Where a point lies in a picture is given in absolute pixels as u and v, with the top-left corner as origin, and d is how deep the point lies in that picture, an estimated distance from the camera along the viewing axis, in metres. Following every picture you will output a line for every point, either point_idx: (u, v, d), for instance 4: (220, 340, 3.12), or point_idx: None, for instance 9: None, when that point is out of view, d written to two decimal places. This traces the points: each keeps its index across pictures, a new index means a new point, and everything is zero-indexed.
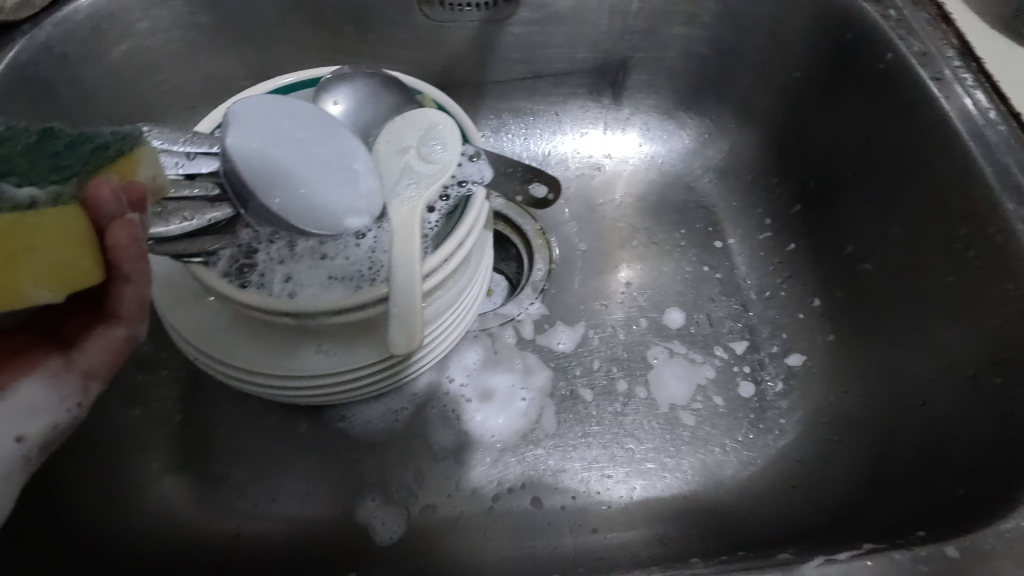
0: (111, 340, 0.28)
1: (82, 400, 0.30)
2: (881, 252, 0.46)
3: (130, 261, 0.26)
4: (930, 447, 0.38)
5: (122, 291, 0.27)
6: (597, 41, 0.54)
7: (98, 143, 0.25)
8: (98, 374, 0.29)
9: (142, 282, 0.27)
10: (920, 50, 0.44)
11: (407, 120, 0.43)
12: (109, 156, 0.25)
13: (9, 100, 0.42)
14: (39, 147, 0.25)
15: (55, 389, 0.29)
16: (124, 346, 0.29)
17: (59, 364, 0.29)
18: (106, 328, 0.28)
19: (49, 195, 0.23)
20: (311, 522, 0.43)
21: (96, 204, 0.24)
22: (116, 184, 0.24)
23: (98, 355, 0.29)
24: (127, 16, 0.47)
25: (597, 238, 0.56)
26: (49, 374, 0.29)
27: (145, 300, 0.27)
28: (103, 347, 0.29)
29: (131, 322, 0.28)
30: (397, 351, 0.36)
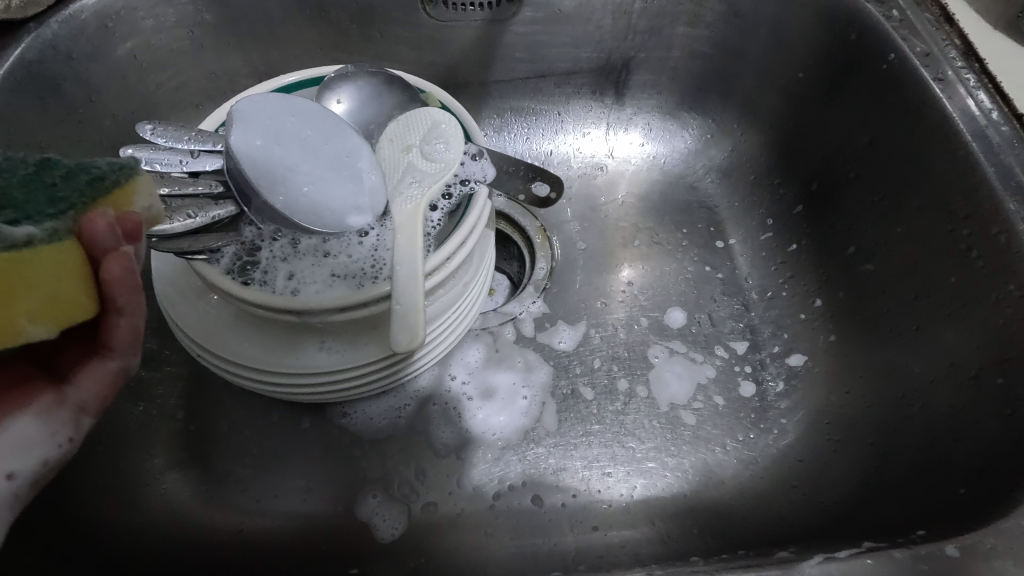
0: (103, 373, 0.30)
1: (73, 435, 0.30)
2: (883, 252, 0.46)
3: (125, 294, 0.26)
4: (932, 447, 0.38)
5: (113, 324, 0.28)
6: (600, 40, 0.54)
7: (95, 173, 0.25)
8: (90, 407, 0.30)
9: (134, 315, 0.28)
10: (923, 51, 0.44)
11: (410, 119, 0.43)
12: (107, 187, 0.25)
13: (15, 98, 0.43)
14: (35, 177, 0.25)
15: (48, 423, 0.29)
16: (116, 379, 0.30)
17: (51, 399, 0.29)
18: (100, 362, 0.29)
19: (44, 233, 0.23)
20: (314, 518, 0.44)
21: (91, 238, 0.25)
22: (112, 217, 0.25)
23: (91, 389, 0.30)
24: (133, 15, 0.47)
25: (599, 238, 0.56)
26: (41, 409, 0.29)
27: (138, 333, 0.28)
28: (95, 382, 0.30)
29: (123, 355, 0.29)
30: (399, 348, 0.35)
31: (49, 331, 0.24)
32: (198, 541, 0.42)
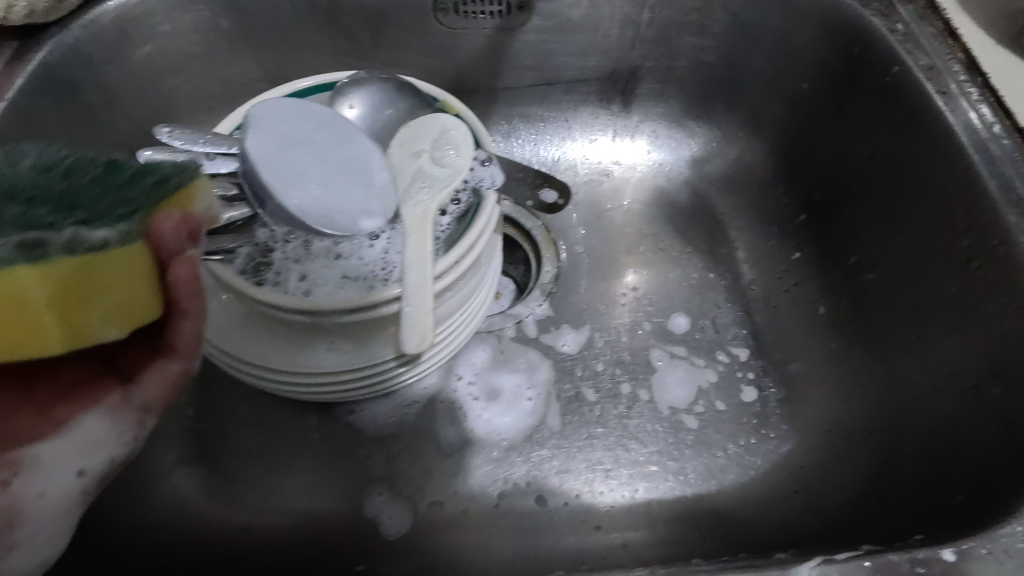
0: (166, 373, 0.29)
1: (139, 434, 0.30)
2: (884, 261, 0.47)
3: (189, 297, 0.26)
4: (931, 455, 0.39)
5: (178, 325, 0.27)
6: (607, 49, 0.55)
7: (160, 177, 0.26)
8: (154, 409, 0.30)
9: (197, 318, 0.27)
10: (926, 64, 0.45)
11: (420, 125, 0.44)
12: (170, 189, 0.26)
13: (36, 100, 0.44)
14: (106, 178, 0.25)
15: (115, 423, 0.29)
16: (178, 381, 0.29)
17: (118, 399, 0.29)
18: (163, 362, 0.29)
19: (120, 235, 0.24)
20: (321, 516, 0.44)
21: (160, 240, 0.25)
22: (182, 220, 0.25)
23: (155, 390, 0.29)
24: (151, 20, 0.48)
25: (604, 243, 0.57)
26: (108, 408, 0.29)
27: (200, 336, 0.28)
28: (159, 381, 0.29)
29: (185, 356, 0.28)
30: (409, 349, 0.37)
31: (119, 334, 0.26)
32: (206, 539, 0.43)
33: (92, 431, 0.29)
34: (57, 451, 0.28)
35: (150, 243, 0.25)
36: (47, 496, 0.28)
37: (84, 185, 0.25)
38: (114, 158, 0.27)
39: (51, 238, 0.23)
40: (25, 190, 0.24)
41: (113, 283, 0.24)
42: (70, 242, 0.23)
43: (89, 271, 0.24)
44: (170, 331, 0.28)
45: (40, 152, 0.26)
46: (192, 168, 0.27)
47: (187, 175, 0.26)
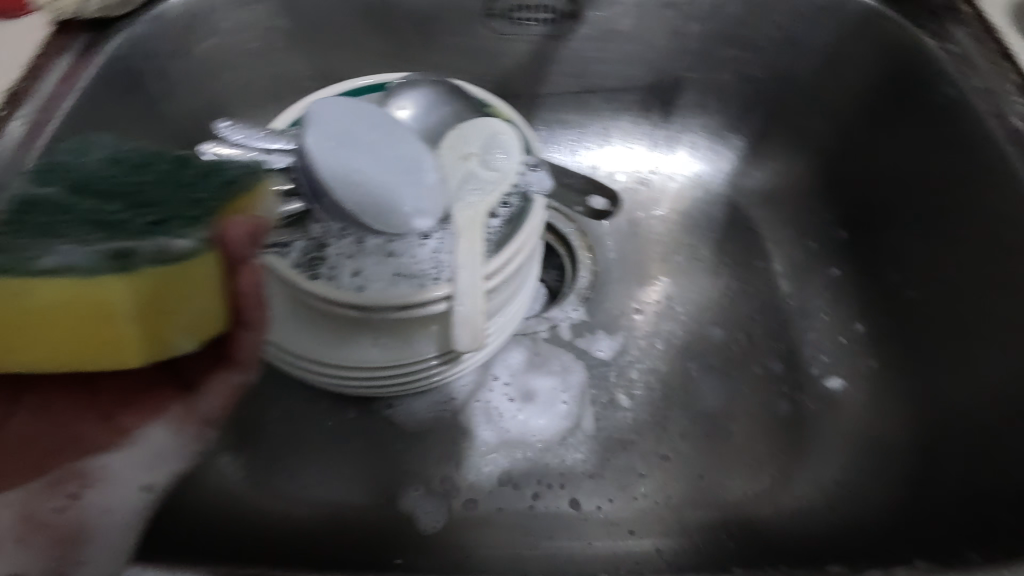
0: (227, 385, 0.34)
1: (199, 444, 0.35)
2: (928, 280, 0.47)
3: (254, 307, 0.30)
4: (975, 474, 0.39)
5: (240, 336, 0.31)
6: (653, 60, 0.56)
7: (227, 179, 0.28)
8: (212, 419, 0.34)
9: (259, 329, 0.31)
10: (982, 87, 0.45)
11: (470, 127, 0.45)
12: (235, 193, 0.27)
13: (102, 91, 0.45)
14: (175, 175, 0.28)
15: (176, 435, 0.34)
16: (237, 392, 0.34)
17: (181, 409, 0.34)
18: (222, 377, 0.34)
19: (194, 248, 0.26)
20: (358, 507, 0.45)
21: (229, 246, 0.26)
22: (251, 226, 0.27)
23: (217, 401, 0.34)
24: (213, 17, 0.49)
25: (640, 251, 0.57)
26: (171, 420, 0.34)
27: (261, 348, 0.32)
28: (217, 396, 0.34)
29: (245, 369, 0.33)
30: (461, 348, 0.38)
31: (192, 346, 0.28)
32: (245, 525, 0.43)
33: (156, 442, 0.34)
34: (124, 462, 0.33)
35: (221, 250, 0.26)
36: (116, 509, 0.32)
37: (152, 183, 0.27)
38: (186, 163, 0.29)
39: (139, 247, 0.25)
40: (97, 182, 0.27)
41: (190, 296, 0.27)
42: (156, 252, 0.25)
43: (172, 284, 0.26)
44: (231, 348, 0.32)
45: (114, 161, 0.28)
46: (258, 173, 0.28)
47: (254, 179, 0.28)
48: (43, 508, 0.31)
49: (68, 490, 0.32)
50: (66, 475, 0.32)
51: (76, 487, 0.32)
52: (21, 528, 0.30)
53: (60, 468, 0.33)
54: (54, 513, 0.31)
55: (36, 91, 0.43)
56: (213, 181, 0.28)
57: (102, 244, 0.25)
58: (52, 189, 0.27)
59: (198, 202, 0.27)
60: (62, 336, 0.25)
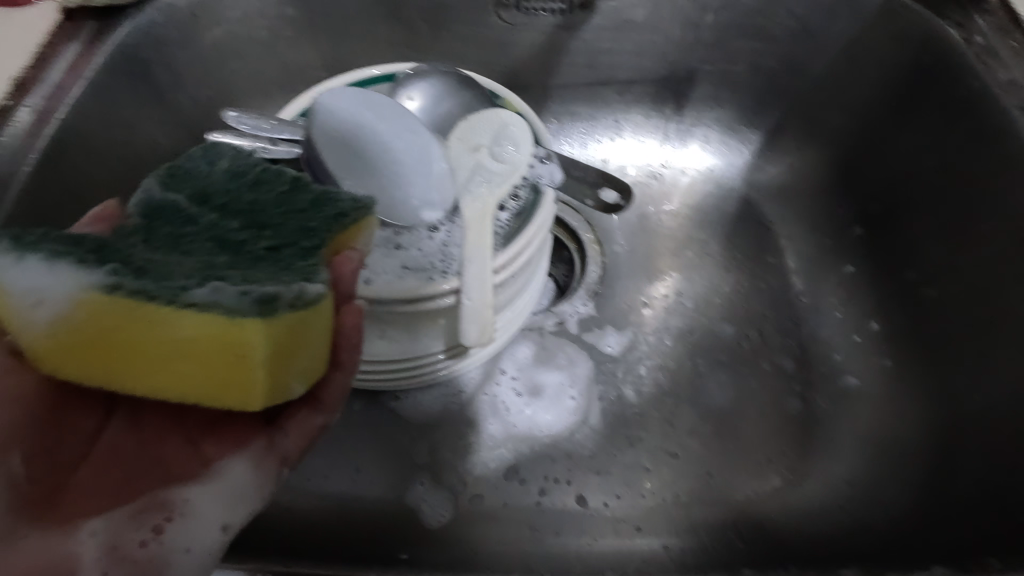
0: (310, 426, 0.33)
1: (271, 488, 0.32)
2: (946, 278, 0.46)
3: (348, 348, 0.31)
4: (994, 476, 0.38)
5: (331, 375, 0.32)
6: (666, 51, 0.55)
7: (340, 211, 0.30)
8: (291, 459, 0.33)
9: (348, 370, 0.32)
10: (1008, 80, 0.44)
11: (479, 119, 0.44)
12: (346, 225, 0.30)
13: (109, 78, 0.45)
14: (289, 201, 0.30)
15: (257, 470, 0.32)
16: (317, 432, 0.33)
17: (262, 445, 0.32)
18: (309, 415, 0.33)
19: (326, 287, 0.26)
20: (363, 501, 0.45)
21: (339, 281, 0.29)
22: (360, 261, 0.29)
23: (298, 440, 0.33)
24: (222, 5, 0.49)
25: (649, 246, 0.57)
26: (254, 455, 0.32)
27: (346, 389, 0.32)
28: (302, 433, 0.33)
29: (329, 411, 0.33)
30: (469, 343, 0.38)
31: (303, 389, 0.28)
32: None
33: (238, 478, 0.31)
34: (205, 497, 0.30)
35: (333, 286, 0.28)
36: (192, 549, 0.29)
37: (268, 204, 0.30)
38: (300, 189, 0.31)
39: (281, 293, 0.25)
40: (217, 199, 0.30)
41: (314, 336, 0.26)
42: (295, 297, 0.25)
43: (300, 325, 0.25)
44: (321, 385, 0.32)
45: (235, 177, 0.31)
46: (369, 206, 0.31)
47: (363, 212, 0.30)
48: (126, 540, 0.28)
49: (150, 521, 0.29)
50: (152, 504, 0.30)
51: (159, 518, 0.29)
52: (104, 560, 0.28)
53: (143, 495, 0.30)
54: (136, 547, 0.28)
55: (45, 79, 0.43)
56: (326, 215, 0.30)
57: (246, 286, 0.25)
58: (181, 198, 0.30)
59: (311, 232, 0.29)
60: (195, 367, 0.25)
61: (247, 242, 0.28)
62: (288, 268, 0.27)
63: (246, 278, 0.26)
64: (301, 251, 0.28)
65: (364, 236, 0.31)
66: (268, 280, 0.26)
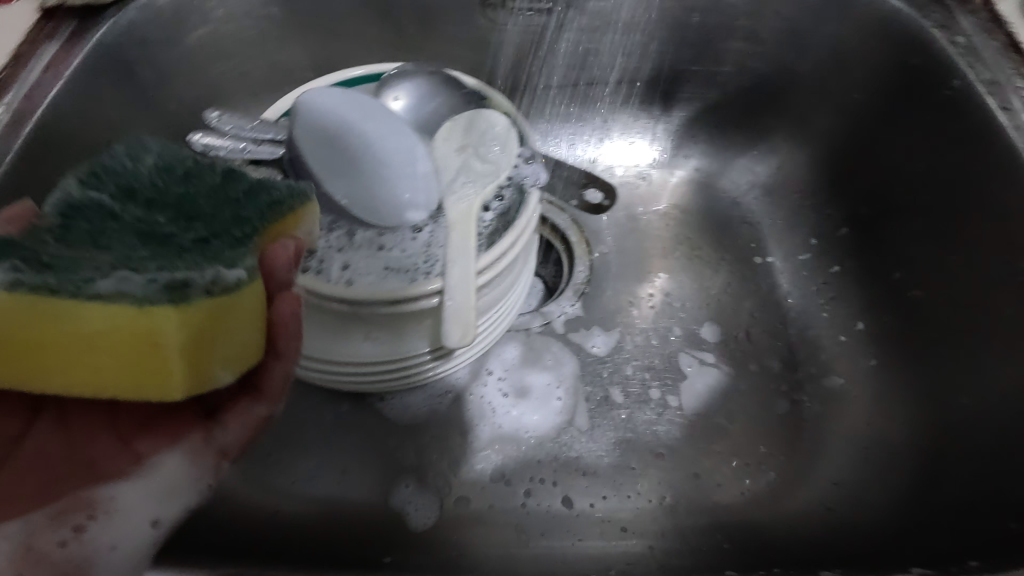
0: (251, 417, 0.32)
1: (212, 479, 0.33)
2: (933, 279, 0.46)
3: (286, 337, 0.30)
4: (980, 478, 0.38)
5: (270, 366, 0.31)
6: (654, 51, 0.54)
7: (275, 198, 0.29)
8: (231, 452, 0.33)
9: (288, 360, 0.31)
10: (990, 79, 0.44)
11: (465, 120, 0.44)
12: (282, 213, 0.29)
13: (90, 78, 0.45)
14: (222, 189, 0.29)
15: (193, 466, 0.32)
16: (260, 424, 0.33)
17: (200, 440, 0.32)
18: (248, 405, 0.32)
19: (249, 275, 0.26)
20: (348, 505, 0.45)
21: (272, 271, 0.28)
22: (292, 251, 0.29)
23: (239, 432, 0.32)
24: (205, 4, 0.49)
25: (637, 246, 0.57)
26: (191, 449, 0.32)
27: (287, 380, 0.31)
28: (242, 425, 0.32)
29: (270, 401, 0.32)
30: (450, 345, 0.37)
31: (232, 377, 0.26)
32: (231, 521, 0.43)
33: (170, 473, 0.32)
34: (136, 493, 0.31)
35: (264, 274, 0.28)
36: (118, 548, 0.30)
37: (201, 195, 0.29)
38: (234, 178, 0.30)
39: (192, 279, 0.24)
40: (147, 189, 0.29)
41: (238, 324, 0.26)
42: (210, 282, 0.24)
43: (222, 311, 0.25)
44: (263, 375, 0.31)
45: (166, 170, 0.30)
46: (307, 193, 0.30)
47: (300, 200, 0.30)
48: (44, 542, 0.29)
49: (72, 521, 0.30)
50: (73, 504, 0.30)
51: (81, 518, 0.30)
52: (19, 565, 0.28)
53: (67, 495, 0.30)
54: (54, 548, 0.29)
55: (22, 78, 0.42)
56: (262, 203, 0.29)
57: (155, 273, 0.24)
58: (101, 193, 0.28)
59: (244, 222, 0.28)
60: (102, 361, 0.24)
61: (168, 232, 0.27)
62: (211, 256, 0.26)
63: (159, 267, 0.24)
64: (231, 239, 0.27)
65: (303, 225, 0.30)
66: (185, 266, 0.25)
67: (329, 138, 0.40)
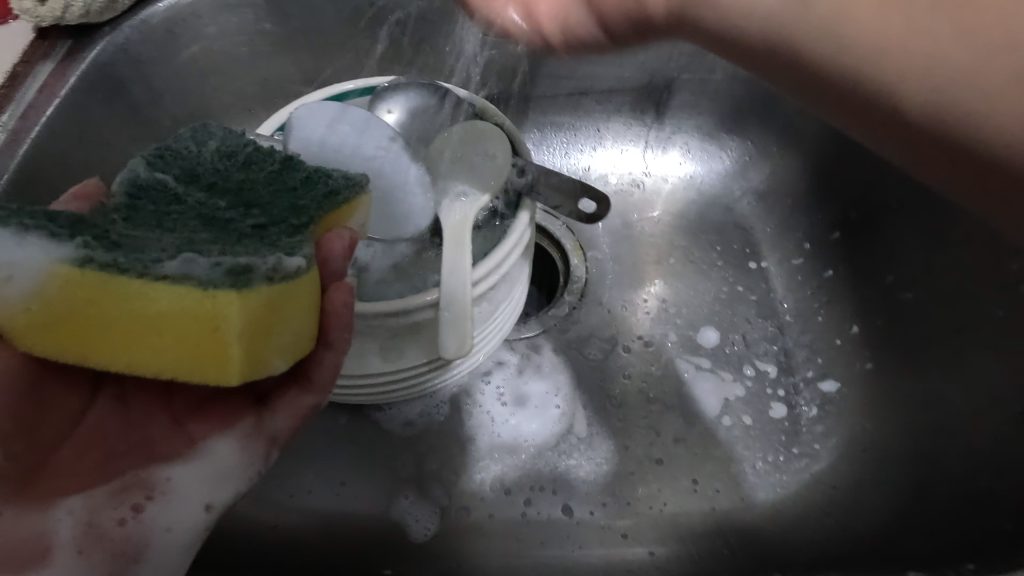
0: (300, 405, 0.33)
1: (262, 467, 0.33)
2: (925, 282, 0.46)
3: (337, 328, 0.31)
4: (975, 479, 0.38)
5: (321, 355, 0.31)
6: (645, 61, 0.55)
7: (332, 191, 0.33)
8: (280, 440, 0.33)
9: (339, 351, 0.31)
10: None
11: (458, 131, 0.44)
12: (338, 203, 0.32)
13: (86, 96, 0.45)
14: (280, 180, 0.33)
15: (243, 452, 0.33)
16: (308, 413, 0.33)
17: (251, 426, 0.33)
18: (298, 396, 0.33)
19: (307, 262, 0.28)
20: (348, 517, 0.45)
21: (328, 258, 0.30)
22: (348, 239, 0.31)
23: (288, 420, 0.33)
24: (199, 21, 0.49)
25: (632, 253, 0.57)
26: (242, 434, 0.33)
27: (337, 371, 0.32)
28: (292, 414, 0.33)
29: (319, 393, 0.33)
30: (447, 355, 0.37)
31: (285, 366, 0.28)
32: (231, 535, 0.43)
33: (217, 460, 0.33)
34: (188, 476, 0.32)
35: (321, 261, 0.30)
36: (173, 528, 0.31)
37: (260, 184, 0.32)
38: (291, 168, 0.33)
39: (255, 265, 0.27)
40: (210, 176, 0.32)
41: (295, 310, 0.28)
42: (271, 269, 0.27)
43: (282, 298, 0.27)
44: (312, 365, 0.32)
45: (227, 157, 0.33)
46: (360, 185, 0.33)
47: (354, 192, 0.33)
48: (104, 518, 0.31)
49: (132, 500, 0.32)
50: (131, 484, 0.32)
51: (138, 498, 0.32)
52: (82, 538, 0.31)
53: (125, 474, 0.32)
54: (113, 526, 0.31)
55: (17, 97, 0.42)
56: (319, 195, 0.32)
57: (219, 258, 0.27)
58: (166, 176, 0.32)
59: (302, 211, 0.31)
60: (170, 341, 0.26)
61: (229, 218, 0.30)
62: (270, 240, 0.29)
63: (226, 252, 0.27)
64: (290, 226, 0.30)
65: (356, 214, 0.33)
66: (246, 253, 0.28)
67: (324, 154, 0.40)
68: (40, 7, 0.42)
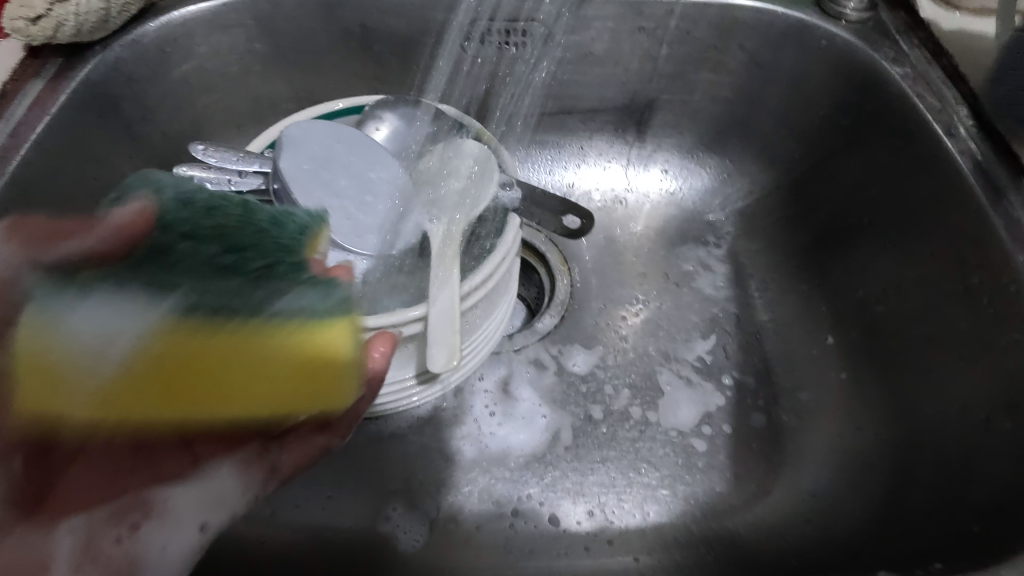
0: (313, 445, 0.36)
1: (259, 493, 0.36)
2: (895, 295, 0.48)
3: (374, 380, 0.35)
4: (944, 486, 0.40)
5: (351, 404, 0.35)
6: (626, 82, 0.57)
7: (304, 219, 0.35)
8: (279, 473, 0.36)
9: (366, 398, 0.36)
10: (935, 106, 0.47)
11: (444, 151, 0.45)
12: (313, 234, 0.34)
13: (77, 114, 0.45)
14: (246, 216, 0.32)
15: (245, 478, 0.35)
16: (319, 454, 0.37)
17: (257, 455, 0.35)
18: (314, 436, 0.36)
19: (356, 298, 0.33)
20: (337, 531, 0.45)
21: (344, 286, 0.34)
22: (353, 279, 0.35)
23: (295, 458, 0.36)
24: (190, 41, 0.50)
25: (617, 268, 0.58)
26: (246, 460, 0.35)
27: (360, 415, 0.37)
28: (302, 452, 0.36)
29: (336, 434, 0.37)
30: (434, 368, 0.37)
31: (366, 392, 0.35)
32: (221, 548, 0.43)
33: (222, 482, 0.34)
34: (188, 496, 0.33)
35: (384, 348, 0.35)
36: (168, 547, 0.32)
37: (232, 222, 0.31)
38: (253, 208, 0.33)
39: (333, 294, 0.31)
40: (175, 220, 0.30)
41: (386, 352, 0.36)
42: (339, 303, 0.30)
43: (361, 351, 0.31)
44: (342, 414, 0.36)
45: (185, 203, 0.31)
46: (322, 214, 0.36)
47: (322, 218, 0.36)
48: (103, 537, 0.30)
49: (129, 520, 0.31)
50: (130, 504, 0.32)
51: (137, 517, 0.32)
52: (79, 558, 0.29)
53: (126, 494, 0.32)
54: (111, 545, 0.30)
55: (6, 115, 0.43)
56: (295, 229, 0.33)
57: (304, 295, 0.30)
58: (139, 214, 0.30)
59: (291, 248, 0.32)
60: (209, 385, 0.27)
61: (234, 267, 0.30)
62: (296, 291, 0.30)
63: (260, 304, 0.28)
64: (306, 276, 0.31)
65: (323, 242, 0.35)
66: (295, 290, 0.30)
67: (315, 170, 0.41)
68: (32, 25, 0.42)
